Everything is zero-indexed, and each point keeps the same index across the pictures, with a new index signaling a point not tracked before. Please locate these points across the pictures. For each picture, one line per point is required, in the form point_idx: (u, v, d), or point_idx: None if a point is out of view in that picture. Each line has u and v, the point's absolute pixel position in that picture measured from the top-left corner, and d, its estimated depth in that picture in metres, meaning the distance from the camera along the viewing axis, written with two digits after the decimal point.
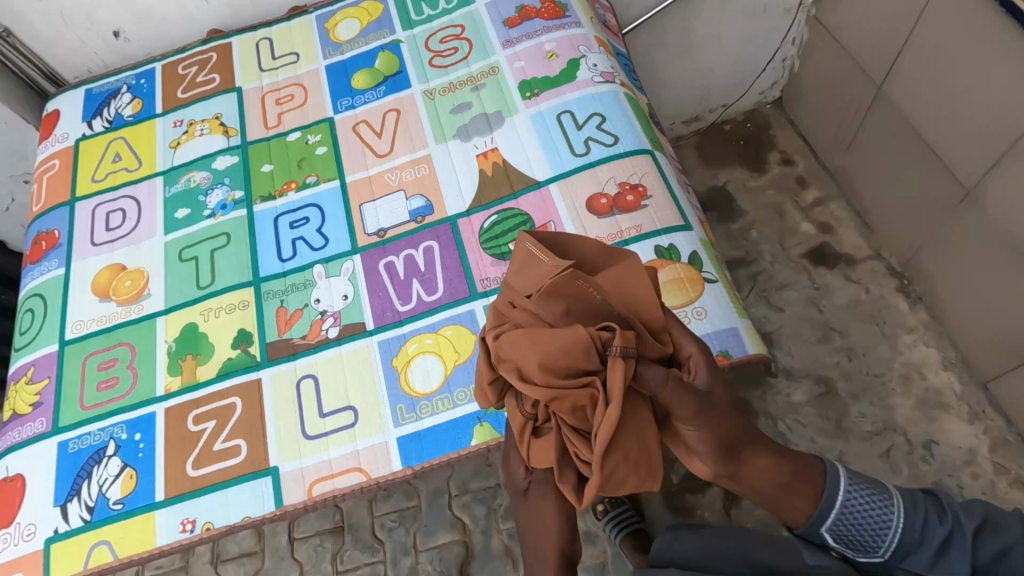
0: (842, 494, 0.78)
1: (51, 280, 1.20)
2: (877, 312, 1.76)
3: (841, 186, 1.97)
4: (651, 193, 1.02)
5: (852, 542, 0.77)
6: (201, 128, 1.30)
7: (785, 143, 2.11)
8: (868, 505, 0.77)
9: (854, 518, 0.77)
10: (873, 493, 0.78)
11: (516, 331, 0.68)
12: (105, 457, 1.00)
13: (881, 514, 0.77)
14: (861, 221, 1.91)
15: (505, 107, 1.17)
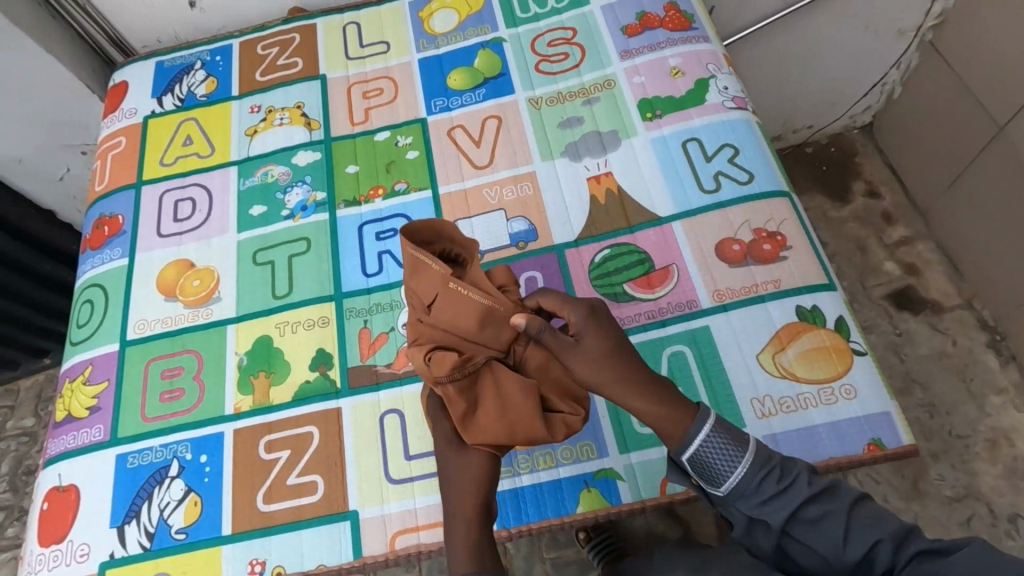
0: (700, 432, 0.69)
1: (113, 271, 1.11)
2: (965, 367, 1.61)
3: (932, 225, 1.81)
4: (791, 244, 0.91)
5: (701, 473, 0.70)
6: (280, 117, 1.20)
7: (872, 173, 1.95)
8: (722, 447, 0.69)
9: (699, 461, 0.70)
10: (729, 437, 0.69)
11: (417, 347, 0.81)
12: (167, 478, 0.92)
13: (722, 456, 0.69)
14: (951, 266, 1.76)
15: (622, 127, 1.06)
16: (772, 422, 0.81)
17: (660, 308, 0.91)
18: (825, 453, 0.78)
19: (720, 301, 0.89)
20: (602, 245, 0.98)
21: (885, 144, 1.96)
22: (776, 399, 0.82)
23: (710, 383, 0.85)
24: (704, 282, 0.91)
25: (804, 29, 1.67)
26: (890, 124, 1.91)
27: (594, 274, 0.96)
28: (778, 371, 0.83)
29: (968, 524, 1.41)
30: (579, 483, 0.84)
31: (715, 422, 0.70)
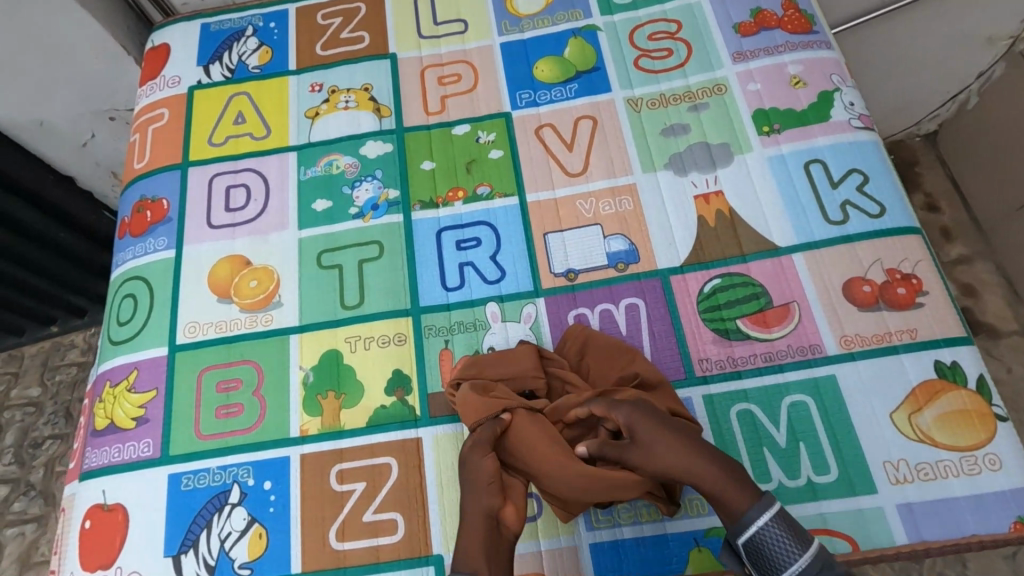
0: (759, 517, 0.62)
1: (156, 263, 1.00)
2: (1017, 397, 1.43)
3: (994, 243, 1.60)
4: (928, 289, 0.83)
5: (754, 560, 0.62)
6: (345, 99, 1.07)
7: (931, 185, 1.73)
8: (782, 540, 0.61)
9: (753, 550, 0.62)
10: (792, 532, 0.61)
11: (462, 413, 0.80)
12: (228, 505, 0.84)
13: (781, 550, 0.61)
14: (1012, 289, 1.56)
15: (735, 140, 0.96)
16: (907, 490, 0.74)
17: (779, 350, 0.83)
18: (967, 529, 0.72)
19: (847, 348, 0.81)
20: (712, 273, 0.89)
21: (948, 153, 1.74)
22: (912, 465, 0.75)
23: (835, 441, 0.78)
24: (829, 326, 0.83)
25: (885, 33, 1.48)
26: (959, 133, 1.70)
27: (703, 305, 0.87)
28: (914, 434, 0.76)
29: None
30: (688, 540, 0.77)
31: (784, 517, 0.62)
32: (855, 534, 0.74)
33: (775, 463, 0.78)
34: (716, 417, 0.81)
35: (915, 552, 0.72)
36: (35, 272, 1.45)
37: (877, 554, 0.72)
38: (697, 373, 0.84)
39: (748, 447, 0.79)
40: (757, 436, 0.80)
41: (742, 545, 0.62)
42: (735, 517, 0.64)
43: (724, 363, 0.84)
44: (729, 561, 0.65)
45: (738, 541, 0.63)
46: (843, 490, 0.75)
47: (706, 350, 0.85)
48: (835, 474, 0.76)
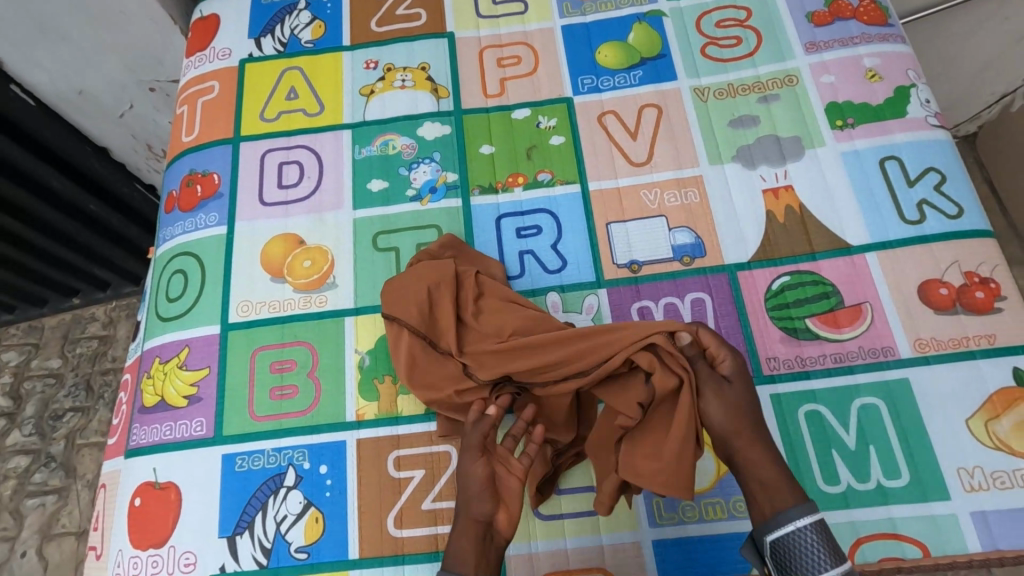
0: (798, 519, 0.63)
1: (207, 239, 0.98)
2: None
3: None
4: (1006, 294, 0.81)
5: (779, 557, 0.63)
6: (402, 78, 1.05)
7: None
8: (816, 549, 0.62)
9: (789, 550, 0.63)
10: (829, 553, 0.62)
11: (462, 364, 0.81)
12: (283, 488, 0.83)
13: (811, 558, 0.62)
14: None
15: (806, 134, 0.93)
16: (982, 498, 0.72)
17: (850, 351, 0.81)
18: None
19: (922, 351, 0.79)
20: (780, 271, 0.87)
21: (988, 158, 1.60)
22: (988, 473, 0.73)
23: (908, 446, 0.76)
24: (903, 328, 0.81)
25: None
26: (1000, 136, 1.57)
27: (771, 303, 0.85)
28: (991, 442, 0.74)
29: None
30: None
31: (822, 525, 0.63)
32: (929, 540, 0.72)
33: (844, 466, 0.76)
34: (785, 417, 0.79)
35: (990, 561, 0.70)
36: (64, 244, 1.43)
37: (949, 561, 0.70)
38: (764, 371, 0.82)
39: (817, 449, 0.77)
40: (825, 437, 0.78)
41: (771, 542, 0.64)
42: (774, 512, 0.65)
43: (793, 363, 0.82)
44: (753, 555, 0.67)
45: (768, 537, 0.64)
46: (916, 495, 0.74)
47: (774, 349, 0.83)
48: (908, 479, 0.74)
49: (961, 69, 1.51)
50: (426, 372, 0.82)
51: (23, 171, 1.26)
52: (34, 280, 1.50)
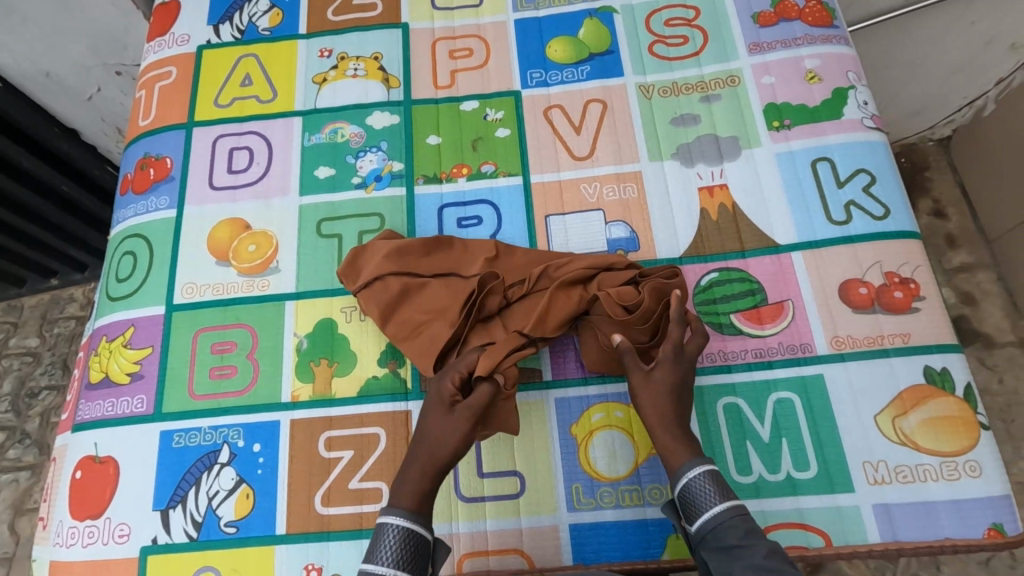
0: (690, 471, 0.68)
1: (157, 221, 1.00)
2: (1008, 408, 1.37)
3: (998, 254, 1.49)
4: (925, 294, 0.83)
5: (683, 509, 0.68)
6: (354, 67, 1.07)
7: (940, 191, 1.59)
8: (707, 494, 0.66)
9: (687, 499, 0.68)
10: (719, 495, 0.66)
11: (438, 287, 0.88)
12: (217, 465, 0.85)
13: (704, 499, 0.66)
14: (1013, 301, 1.46)
15: (743, 133, 0.95)
16: (885, 491, 0.75)
17: (771, 347, 0.83)
18: (942, 533, 0.73)
19: (838, 348, 0.82)
20: (710, 267, 0.89)
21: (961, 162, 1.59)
22: (891, 467, 0.75)
23: (819, 439, 0.78)
24: (822, 326, 0.83)
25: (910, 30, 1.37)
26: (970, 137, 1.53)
27: (699, 298, 0.87)
28: (897, 437, 0.77)
29: (987, 564, 1.16)
30: (668, 526, 0.78)
31: (715, 475, 0.67)
32: (830, 530, 0.74)
33: (758, 457, 0.78)
34: (704, 408, 0.81)
35: (886, 551, 0.73)
36: (39, 224, 1.41)
37: (849, 550, 0.73)
38: None
39: (733, 439, 0.79)
40: (741, 429, 0.80)
41: (677, 495, 0.69)
42: (674, 468, 0.71)
43: (716, 356, 0.84)
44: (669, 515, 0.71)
45: (674, 491, 0.70)
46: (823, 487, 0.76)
47: None
48: (816, 473, 0.77)
49: (930, 71, 1.43)
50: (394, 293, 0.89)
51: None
52: (15, 262, 1.49)
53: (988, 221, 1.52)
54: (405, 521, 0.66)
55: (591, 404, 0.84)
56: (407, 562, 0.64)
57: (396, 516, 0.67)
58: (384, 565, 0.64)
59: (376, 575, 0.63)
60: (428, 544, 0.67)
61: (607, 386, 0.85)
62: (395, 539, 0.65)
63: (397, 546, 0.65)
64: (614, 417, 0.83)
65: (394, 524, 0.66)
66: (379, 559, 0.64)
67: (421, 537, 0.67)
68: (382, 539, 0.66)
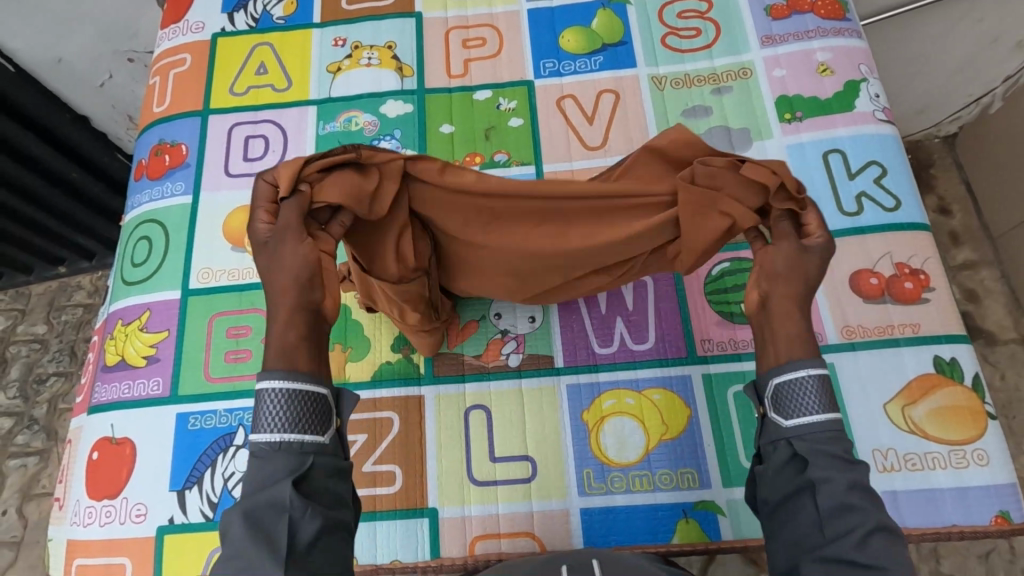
0: (807, 368, 0.54)
1: (172, 207, 1.01)
2: (1010, 404, 1.38)
3: (1002, 251, 1.50)
4: (934, 285, 0.84)
5: (777, 397, 0.55)
6: (368, 56, 1.07)
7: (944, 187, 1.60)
8: (812, 397, 0.53)
9: (790, 392, 0.54)
10: (828, 402, 0.53)
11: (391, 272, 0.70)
12: (233, 447, 0.86)
13: (808, 400, 0.53)
14: (1016, 298, 1.47)
15: (755, 125, 0.96)
16: (893, 478, 0.76)
17: None
18: (949, 520, 0.74)
19: (848, 338, 0.83)
20: (721, 257, 0.90)
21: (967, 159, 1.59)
22: (900, 455, 0.77)
23: None
24: (833, 316, 0.84)
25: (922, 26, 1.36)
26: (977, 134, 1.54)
27: (710, 287, 0.88)
28: (905, 425, 0.78)
29: (987, 557, 1.18)
30: (678, 511, 0.79)
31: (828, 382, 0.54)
32: None
33: None
34: (713, 396, 0.84)
35: None
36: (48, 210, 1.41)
37: None
38: (698, 352, 0.86)
39: (742, 426, 0.82)
40: (749, 418, 0.82)
41: (775, 383, 0.55)
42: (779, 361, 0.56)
43: (726, 345, 0.86)
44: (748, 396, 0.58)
45: (774, 378, 0.55)
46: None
47: (708, 330, 0.86)
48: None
49: (937, 69, 1.44)
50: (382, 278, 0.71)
51: (4, 137, 1.24)
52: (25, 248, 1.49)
53: (992, 218, 1.53)
54: (284, 383, 0.50)
55: (601, 391, 0.85)
56: (301, 419, 0.50)
57: (275, 378, 0.50)
58: (270, 434, 0.49)
59: (264, 445, 0.49)
60: (323, 401, 0.51)
61: (617, 374, 0.86)
62: (276, 403, 0.49)
63: (282, 412, 0.49)
64: (625, 403, 0.84)
65: (270, 390, 0.49)
66: (263, 429, 0.49)
67: (313, 395, 0.51)
68: (262, 405, 0.49)
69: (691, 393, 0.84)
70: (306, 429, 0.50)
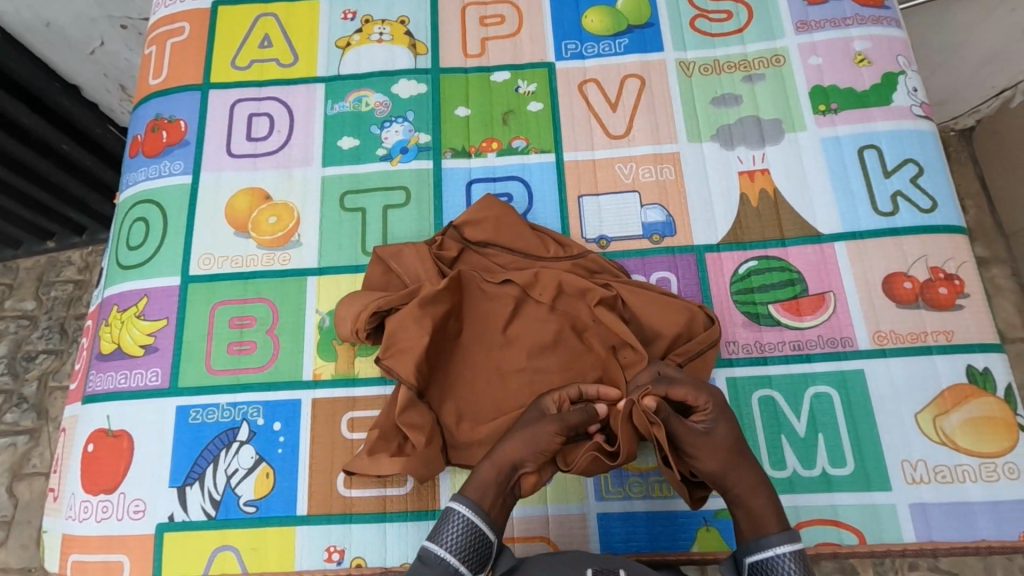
0: (778, 546, 0.59)
1: (171, 187, 0.95)
2: None
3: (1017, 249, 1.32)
4: (970, 291, 0.81)
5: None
6: (380, 31, 1.01)
7: None
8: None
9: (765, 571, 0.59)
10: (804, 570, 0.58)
11: (450, 342, 0.82)
12: (236, 443, 0.83)
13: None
14: None
15: (788, 117, 0.92)
16: (921, 490, 0.74)
17: (809, 340, 0.81)
18: (978, 535, 0.72)
19: (880, 344, 0.80)
20: (748, 255, 0.86)
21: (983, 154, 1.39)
22: (930, 466, 0.75)
23: (856, 438, 0.77)
24: (864, 320, 0.81)
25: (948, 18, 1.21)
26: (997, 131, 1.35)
27: (736, 287, 0.85)
28: (936, 436, 0.75)
29: None
30: (697, 519, 0.77)
31: (801, 558, 0.58)
32: (866, 529, 0.74)
33: (791, 452, 0.77)
34: (739, 401, 0.80)
35: (922, 550, 0.72)
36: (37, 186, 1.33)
37: (882, 549, 0.73)
38: (723, 354, 0.82)
39: (767, 434, 0.78)
40: (777, 423, 0.78)
41: (749, 563, 0.59)
42: (755, 535, 0.61)
43: (752, 347, 0.82)
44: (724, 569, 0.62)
45: (746, 558, 0.60)
46: (774, 464, 0.77)
47: (734, 333, 0.83)
48: (765, 452, 0.77)
49: (960, 61, 1.27)
50: (463, 331, 0.83)
51: None
52: (13, 223, 1.40)
53: (1008, 215, 1.34)
54: (472, 515, 0.59)
55: None
56: (470, 552, 0.58)
57: (462, 504, 0.60)
58: (445, 551, 0.57)
59: (435, 556, 0.57)
60: (491, 544, 0.60)
61: None
62: (460, 526, 0.58)
63: (462, 535, 0.58)
64: None
65: (460, 512, 0.59)
66: (441, 542, 0.58)
67: (486, 532, 0.59)
68: (448, 523, 0.59)
69: None
70: (466, 563, 0.58)
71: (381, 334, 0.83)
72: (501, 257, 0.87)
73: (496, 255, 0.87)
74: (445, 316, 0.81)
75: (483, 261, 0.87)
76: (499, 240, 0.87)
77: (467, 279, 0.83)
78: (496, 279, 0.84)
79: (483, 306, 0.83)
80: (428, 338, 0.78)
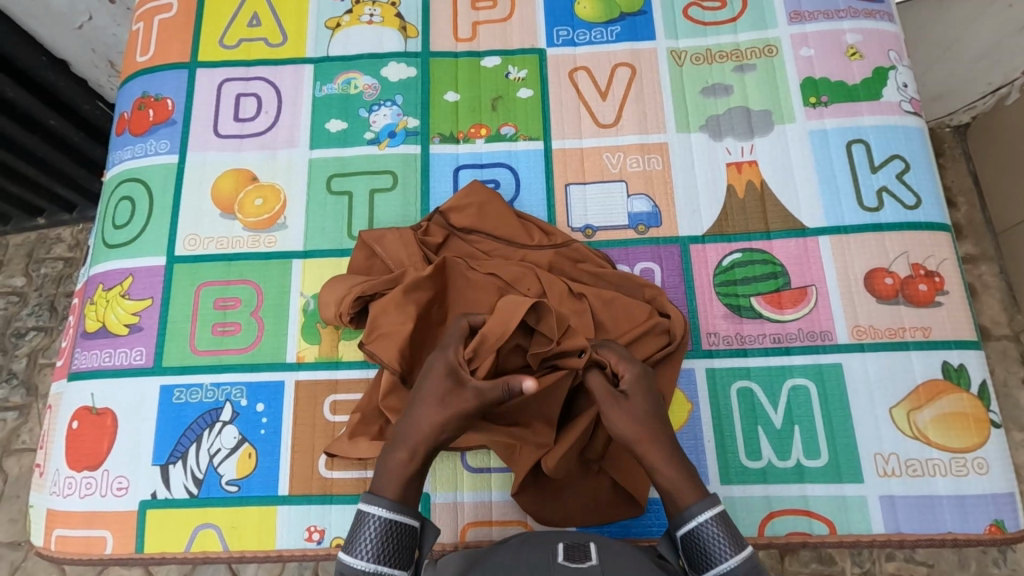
0: (700, 514, 0.60)
1: (157, 166, 0.95)
2: None
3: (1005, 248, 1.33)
4: (948, 289, 0.82)
5: (688, 553, 0.61)
6: (370, 12, 1.00)
7: None
8: (719, 541, 0.59)
9: (696, 545, 0.60)
10: (728, 538, 0.59)
11: (432, 329, 0.82)
12: (219, 423, 0.83)
13: (716, 551, 0.59)
14: None
15: (778, 109, 0.92)
16: (892, 483, 0.75)
17: (788, 333, 0.82)
18: (944, 527, 0.74)
19: (858, 338, 0.81)
20: (732, 247, 0.87)
21: (977, 152, 1.39)
22: (902, 460, 0.76)
23: (830, 430, 0.78)
24: (844, 314, 0.82)
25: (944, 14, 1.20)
26: (991, 130, 1.34)
27: (719, 279, 0.85)
28: (910, 431, 0.77)
29: None
30: None
31: (724, 518, 0.60)
32: (835, 519, 0.75)
33: (767, 443, 0.78)
34: (717, 392, 0.81)
35: (889, 541, 0.74)
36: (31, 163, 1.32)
37: (852, 539, 0.74)
38: (703, 345, 0.83)
39: (744, 425, 0.79)
40: (754, 414, 0.79)
41: (677, 536, 0.61)
42: (678, 509, 0.62)
43: (732, 339, 0.83)
44: (665, 549, 0.64)
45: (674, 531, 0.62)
46: (750, 455, 0.78)
47: (714, 324, 0.83)
48: (742, 442, 0.79)
49: (956, 57, 1.26)
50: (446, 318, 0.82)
51: None
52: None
53: (998, 212, 1.34)
54: (386, 513, 0.60)
55: None
56: (389, 553, 0.58)
57: (372, 507, 0.60)
58: (363, 558, 0.58)
59: (353, 567, 0.58)
60: (412, 538, 0.60)
61: None
62: (374, 530, 0.59)
63: (378, 539, 0.59)
64: None
65: (374, 515, 0.60)
66: (358, 552, 0.58)
67: (403, 527, 0.60)
68: (363, 529, 0.59)
69: (694, 387, 0.81)
70: (390, 564, 0.58)
71: (364, 319, 0.83)
72: (484, 245, 0.87)
73: (480, 243, 0.87)
74: (428, 303, 0.81)
75: (467, 249, 0.87)
76: (484, 227, 0.87)
77: (450, 266, 0.82)
78: (480, 267, 0.84)
79: (468, 293, 0.82)
80: (410, 324, 0.78)
